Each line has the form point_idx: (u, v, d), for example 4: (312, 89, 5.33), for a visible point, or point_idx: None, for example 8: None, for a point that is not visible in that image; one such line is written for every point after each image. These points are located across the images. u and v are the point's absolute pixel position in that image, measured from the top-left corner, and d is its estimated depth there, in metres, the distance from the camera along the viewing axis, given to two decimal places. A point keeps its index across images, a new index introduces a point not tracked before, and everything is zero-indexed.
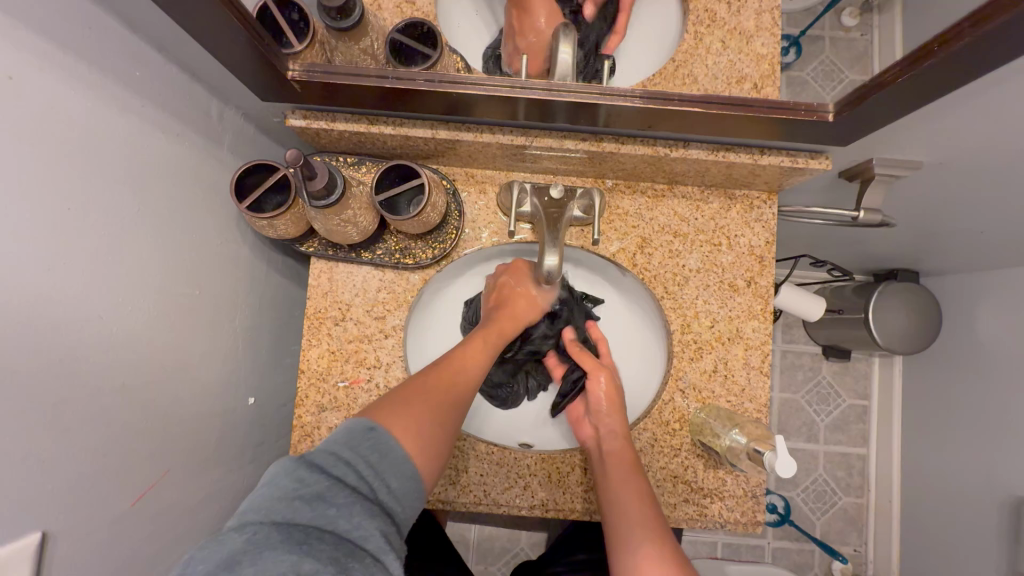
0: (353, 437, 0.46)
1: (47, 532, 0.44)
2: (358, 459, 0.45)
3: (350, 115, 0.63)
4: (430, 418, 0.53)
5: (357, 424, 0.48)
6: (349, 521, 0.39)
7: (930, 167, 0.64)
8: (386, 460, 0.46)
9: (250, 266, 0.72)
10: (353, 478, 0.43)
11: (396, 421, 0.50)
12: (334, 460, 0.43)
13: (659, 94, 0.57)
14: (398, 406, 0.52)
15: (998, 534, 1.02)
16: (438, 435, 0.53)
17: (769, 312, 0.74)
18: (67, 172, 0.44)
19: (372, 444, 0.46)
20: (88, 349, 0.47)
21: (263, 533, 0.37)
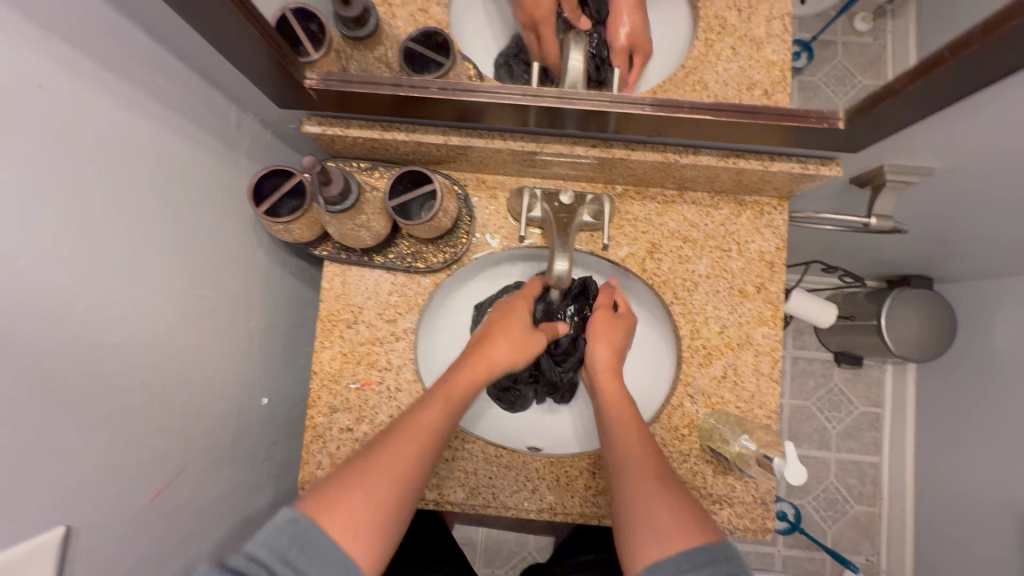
0: (274, 531, 0.46)
1: (70, 526, 0.45)
2: (273, 557, 0.44)
3: (364, 122, 0.65)
4: (369, 495, 0.50)
5: (283, 514, 0.47)
6: None
7: (943, 174, 0.64)
8: (306, 555, 0.45)
9: (265, 269, 0.74)
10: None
11: (327, 508, 0.48)
12: (249, 560, 0.44)
13: (670, 102, 0.58)
14: (333, 488, 0.50)
15: (1014, 546, 1.00)
16: (381, 511, 0.50)
17: (780, 318, 0.74)
18: (92, 177, 0.45)
19: (293, 535, 0.46)
20: (110, 349, 0.48)
21: None
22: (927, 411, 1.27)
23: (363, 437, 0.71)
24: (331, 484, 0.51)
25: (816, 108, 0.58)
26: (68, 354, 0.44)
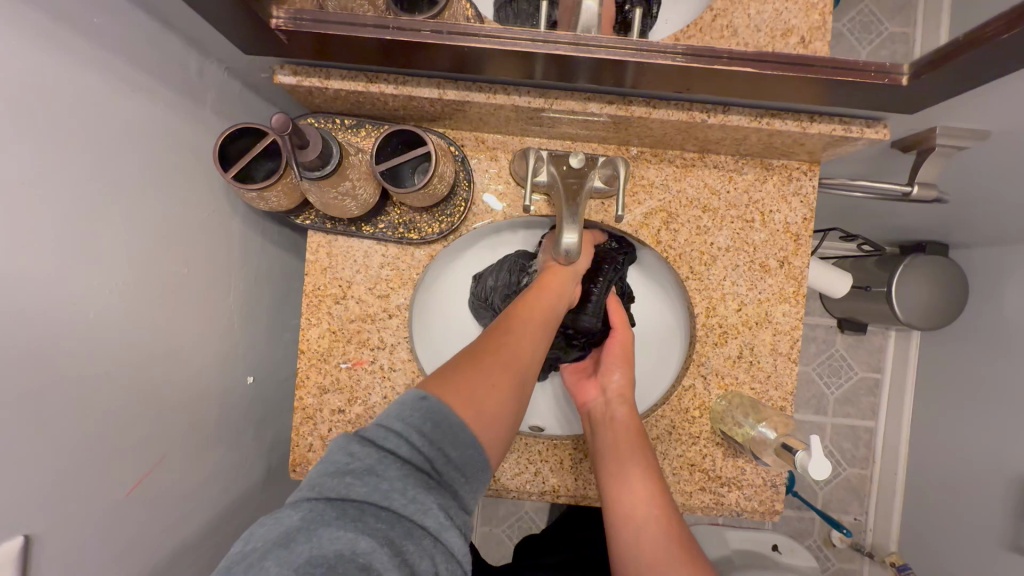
0: (405, 407, 0.42)
1: (30, 535, 0.41)
2: (410, 430, 0.40)
3: (346, 73, 0.56)
4: (496, 387, 0.47)
5: (411, 393, 0.43)
6: (405, 495, 0.37)
7: (998, 138, 0.56)
8: (444, 434, 0.41)
9: (243, 237, 0.67)
10: (408, 451, 0.39)
11: (456, 394, 0.45)
12: (385, 432, 0.40)
13: (704, 50, 0.50)
14: (455, 373, 0.47)
15: (1004, 512, 1.02)
16: (506, 405, 0.47)
17: (802, 295, 0.68)
18: (15, 136, 0.37)
19: (426, 413, 0.42)
20: (63, 338, 0.43)
21: (317, 511, 0.35)
22: (929, 380, 1.24)
23: (357, 419, 0.67)
24: (455, 371, 0.47)
25: (876, 60, 0.50)
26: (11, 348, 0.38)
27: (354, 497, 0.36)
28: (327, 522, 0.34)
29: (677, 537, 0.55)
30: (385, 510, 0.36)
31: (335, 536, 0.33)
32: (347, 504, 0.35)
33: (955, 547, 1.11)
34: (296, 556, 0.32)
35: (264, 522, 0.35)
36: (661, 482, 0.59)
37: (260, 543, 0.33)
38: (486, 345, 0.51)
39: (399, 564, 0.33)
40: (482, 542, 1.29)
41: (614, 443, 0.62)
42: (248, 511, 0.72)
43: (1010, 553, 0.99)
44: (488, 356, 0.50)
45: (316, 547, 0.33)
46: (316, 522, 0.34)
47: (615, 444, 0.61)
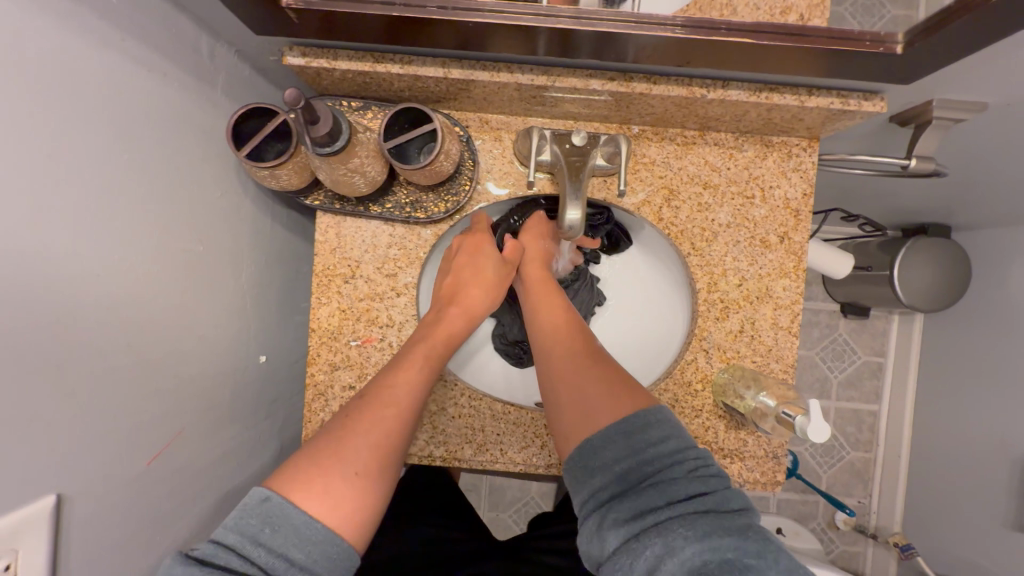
0: (243, 514, 0.43)
1: (62, 494, 0.43)
2: (243, 540, 0.42)
3: (353, 53, 0.58)
4: (353, 468, 0.48)
5: (252, 496, 0.44)
6: None
7: (995, 110, 0.57)
8: (283, 538, 0.42)
9: (253, 219, 0.68)
10: (240, 563, 0.41)
11: (306, 483, 0.45)
12: (217, 548, 0.41)
13: (705, 23, 0.51)
14: (305, 464, 0.47)
15: (1007, 490, 1.03)
16: (367, 483, 0.48)
17: (802, 270, 0.70)
18: (35, 110, 0.38)
19: (265, 519, 0.43)
20: (87, 309, 0.44)
21: None
22: (931, 361, 1.25)
23: None
24: (304, 461, 0.47)
25: (872, 30, 0.52)
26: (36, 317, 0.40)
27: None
28: None
29: (591, 357, 0.57)
30: None
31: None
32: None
33: (959, 528, 1.13)
34: None
35: None
36: (583, 328, 0.62)
37: None
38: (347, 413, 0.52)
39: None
40: (491, 525, 1.32)
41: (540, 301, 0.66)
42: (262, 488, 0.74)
43: (1013, 532, 1.01)
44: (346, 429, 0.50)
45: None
46: None
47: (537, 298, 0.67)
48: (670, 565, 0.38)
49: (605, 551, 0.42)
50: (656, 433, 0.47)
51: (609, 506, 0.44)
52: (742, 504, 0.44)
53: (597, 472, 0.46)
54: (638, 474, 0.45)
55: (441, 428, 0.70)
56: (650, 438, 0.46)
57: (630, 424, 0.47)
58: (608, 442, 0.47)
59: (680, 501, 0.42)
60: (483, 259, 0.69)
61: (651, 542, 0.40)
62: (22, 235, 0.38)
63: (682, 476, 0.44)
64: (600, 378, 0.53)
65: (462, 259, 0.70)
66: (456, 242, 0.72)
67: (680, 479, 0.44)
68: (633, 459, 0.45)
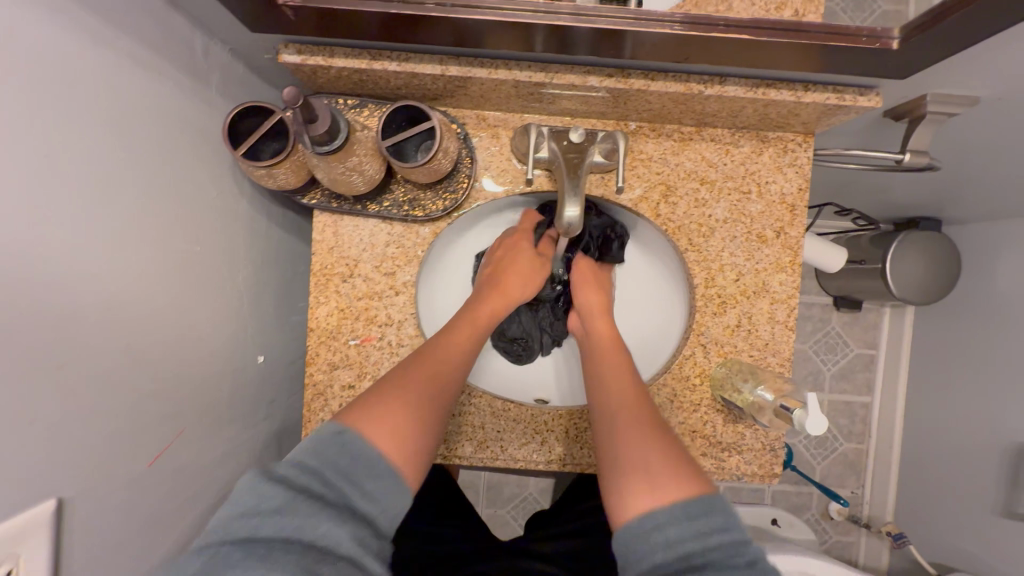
0: (319, 442, 0.44)
1: (63, 498, 0.43)
2: (321, 465, 0.42)
3: (350, 51, 0.57)
4: (417, 413, 0.49)
5: (327, 426, 0.45)
6: (315, 529, 0.39)
7: (986, 104, 0.58)
8: (356, 466, 0.43)
9: (249, 219, 0.68)
10: (320, 485, 0.42)
11: (372, 418, 0.47)
12: (297, 470, 0.42)
13: (702, 18, 0.51)
14: (370, 402, 0.48)
15: (998, 477, 1.05)
16: (419, 429, 0.49)
17: (798, 264, 0.70)
18: (26, 109, 0.38)
19: (341, 448, 0.43)
20: (84, 311, 0.44)
21: (225, 553, 0.38)
22: (923, 352, 1.27)
23: None
24: (370, 402, 0.48)
25: (868, 26, 0.52)
26: (33, 320, 0.39)
27: (261, 539, 0.38)
28: (233, 564, 0.37)
29: (656, 426, 0.54)
30: (293, 549, 0.38)
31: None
32: (255, 547, 0.38)
33: (950, 516, 1.15)
34: None
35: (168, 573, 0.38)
36: (646, 395, 0.58)
37: None
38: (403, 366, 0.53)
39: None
40: (489, 521, 1.32)
41: (603, 359, 0.64)
42: None
43: (1004, 518, 1.03)
44: (407, 381, 0.52)
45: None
46: (224, 567, 0.37)
47: (603, 354, 0.64)
48: None
49: None
50: (719, 521, 0.43)
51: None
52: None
53: (654, 548, 0.43)
54: (701, 557, 0.41)
55: None
56: (713, 524, 0.43)
57: (697, 505, 0.44)
58: (671, 519, 0.43)
59: None
60: (518, 250, 0.71)
61: None
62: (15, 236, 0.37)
63: (745, 566, 0.40)
64: (667, 451, 0.50)
65: (500, 253, 0.72)
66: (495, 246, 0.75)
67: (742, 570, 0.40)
68: (694, 543, 0.42)
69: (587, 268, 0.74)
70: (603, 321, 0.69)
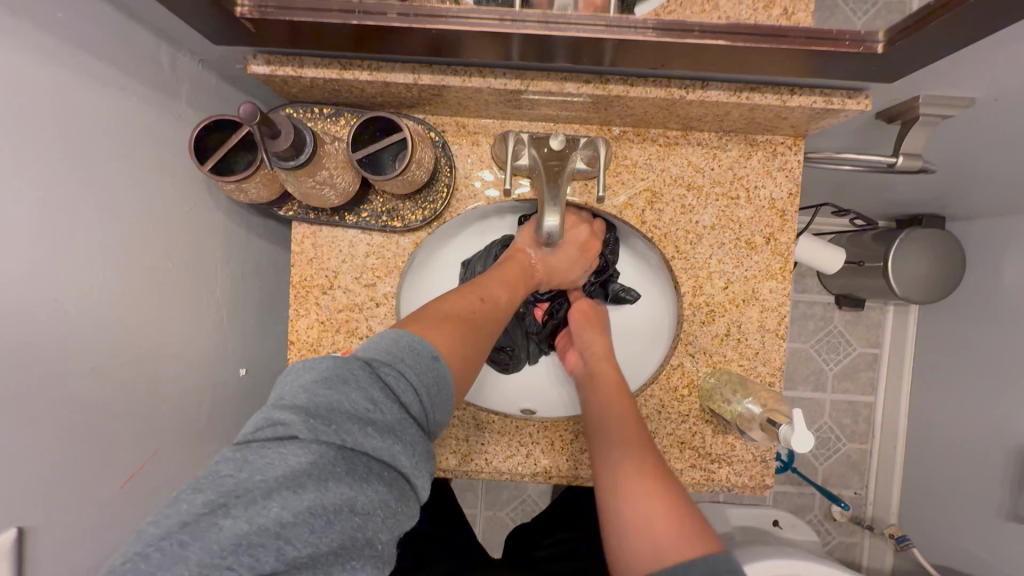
0: (418, 362, 0.43)
1: (25, 527, 0.42)
2: (420, 388, 0.42)
3: (319, 60, 0.56)
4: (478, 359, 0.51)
5: (427, 347, 0.44)
6: (410, 458, 0.38)
7: (982, 105, 0.56)
8: (440, 396, 0.44)
9: (227, 231, 0.67)
10: (417, 410, 0.41)
11: (453, 350, 0.47)
12: (401, 384, 0.41)
13: (675, 24, 0.49)
14: (451, 335, 0.49)
15: (1003, 482, 1.02)
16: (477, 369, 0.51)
17: (789, 271, 0.68)
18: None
19: (433, 375, 0.44)
20: (40, 337, 0.42)
21: (326, 452, 0.35)
22: (926, 353, 1.24)
23: None
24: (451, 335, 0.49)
25: (851, 29, 0.50)
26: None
27: (360, 452, 0.36)
28: (336, 475, 0.34)
29: (666, 475, 0.52)
30: (387, 475, 0.37)
31: (340, 490, 0.34)
32: (355, 457, 0.36)
33: (955, 519, 1.12)
34: (302, 501, 0.33)
35: (263, 452, 0.34)
36: (652, 443, 0.56)
37: (258, 477, 0.33)
38: (467, 313, 0.54)
39: (390, 525, 0.36)
40: (486, 523, 1.32)
41: (607, 399, 0.61)
42: None
43: (1008, 522, 1.01)
44: (470, 327, 0.53)
45: (323, 496, 0.33)
46: (322, 471, 0.34)
47: (606, 396, 0.62)
48: None
49: None
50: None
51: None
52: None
53: None
54: None
55: None
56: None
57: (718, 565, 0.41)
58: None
59: None
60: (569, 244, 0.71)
61: None
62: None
63: None
64: (675, 507, 0.48)
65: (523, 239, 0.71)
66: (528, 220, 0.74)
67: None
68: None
69: (585, 308, 0.75)
70: (607, 364, 0.66)
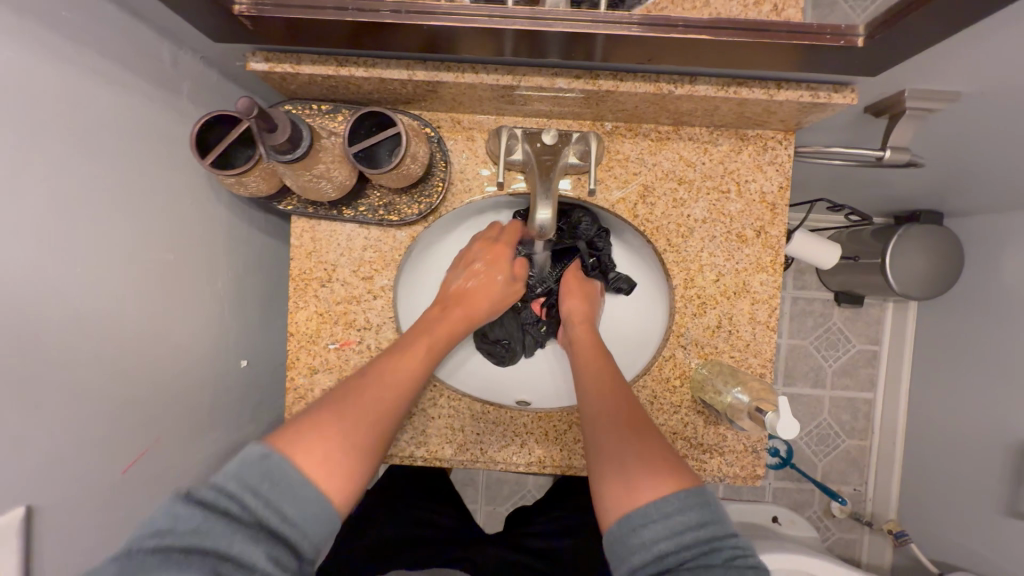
0: (243, 466, 0.41)
1: (32, 507, 0.44)
2: (243, 492, 0.40)
3: (316, 57, 0.57)
4: (350, 444, 0.47)
5: (251, 450, 0.43)
6: (233, 547, 0.38)
7: (968, 99, 0.56)
8: (281, 492, 0.41)
9: (229, 225, 0.69)
10: (251, 500, 0.40)
11: (306, 444, 0.45)
12: (220, 487, 0.40)
13: (663, 20, 0.50)
14: (306, 425, 0.47)
15: (1001, 477, 1.03)
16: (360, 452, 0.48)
17: (780, 264, 0.69)
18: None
19: (264, 473, 0.41)
20: (45, 325, 0.44)
21: (137, 560, 0.36)
22: (924, 349, 1.25)
23: None
24: (307, 424, 0.47)
25: (831, 23, 0.50)
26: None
27: (171, 554, 0.36)
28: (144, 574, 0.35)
29: (643, 428, 0.53)
30: (209, 564, 0.36)
31: None
32: (169, 557, 0.36)
33: (954, 515, 1.13)
34: None
35: None
36: (629, 396, 0.58)
37: None
38: (343, 395, 0.51)
39: None
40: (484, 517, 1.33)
41: (583, 362, 0.64)
42: None
43: (1007, 518, 1.01)
44: (343, 407, 0.50)
45: None
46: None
47: (585, 359, 0.64)
48: None
49: None
50: (698, 515, 0.44)
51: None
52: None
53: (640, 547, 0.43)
54: (677, 558, 0.42)
55: (421, 428, 0.71)
56: (692, 519, 0.43)
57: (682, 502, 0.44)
58: (649, 521, 0.44)
59: None
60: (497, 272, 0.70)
61: None
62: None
63: (721, 566, 0.41)
64: (649, 452, 0.49)
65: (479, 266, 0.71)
66: (473, 252, 0.73)
67: (717, 568, 0.41)
68: (671, 541, 0.42)
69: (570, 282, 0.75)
70: (586, 330, 0.68)
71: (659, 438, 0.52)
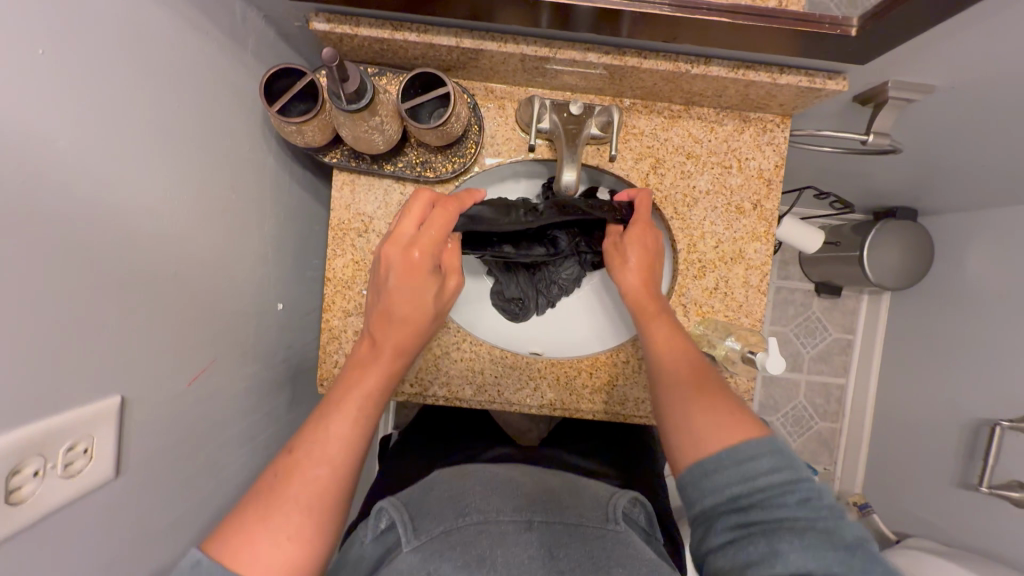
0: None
1: (126, 398, 0.50)
2: None
3: (373, 20, 0.63)
4: (279, 534, 0.48)
5: (187, 558, 0.45)
6: None
7: (941, 91, 0.65)
8: None
9: (275, 176, 0.74)
10: None
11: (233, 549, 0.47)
12: None
13: (687, 3, 0.57)
14: (237, 527, 0.48)
15: (955, 450, 1.14)
16: (298, 538, 0.49)
17: (772, 235, 0.77)
18: (90, 59, 0.43)
19: None
20: (104, 257, 0.46)
21: None
22: (894, 335, 1.35)
23: None
24: (235, 524, 0.49)
25: (832, 13, 0.58)
26: (49, 278, 0.41)
27: None
28: None
29: (709, 388, 0.60)
30: None
31: None
32: None
33: (913, 488, 1.24)
34: None
35: None
36: (703, 360, 0.64)
37: None
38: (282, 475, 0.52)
39: None
40: None
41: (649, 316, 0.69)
42: (274, 425, 0.81)
43: (958, 488, 1.12)
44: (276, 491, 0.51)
45: None
46: None
47: (651, 316, 0.69)
48: (774, 567, 0.45)
49: (715, 545, 0.50)
50: (767, 463, 0.51)
51: (718, 518, 0.51)
52: (859, 532, 0.48)
53: (716, 490, 0.52)
54: (749, 497, 0.50)
55: (443, 369, 0.78)
56: (760, 468, 0.51)
57: (742, 452, 0.52)
58: (724, 467, 0.52)
59: (788, 519, 0.48)
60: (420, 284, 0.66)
61: (759, 543, 0.47)
62: (20, 215, 0.38)
63: (793, 503, 0.49)
64: (720, 407, 0.57)
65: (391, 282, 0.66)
66: (389, 257, 0.66)
67: (789, 505, 0.49)
68: (743, 486, 0.51)
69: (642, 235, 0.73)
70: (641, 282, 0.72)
71: (727, 397, 0.59)
